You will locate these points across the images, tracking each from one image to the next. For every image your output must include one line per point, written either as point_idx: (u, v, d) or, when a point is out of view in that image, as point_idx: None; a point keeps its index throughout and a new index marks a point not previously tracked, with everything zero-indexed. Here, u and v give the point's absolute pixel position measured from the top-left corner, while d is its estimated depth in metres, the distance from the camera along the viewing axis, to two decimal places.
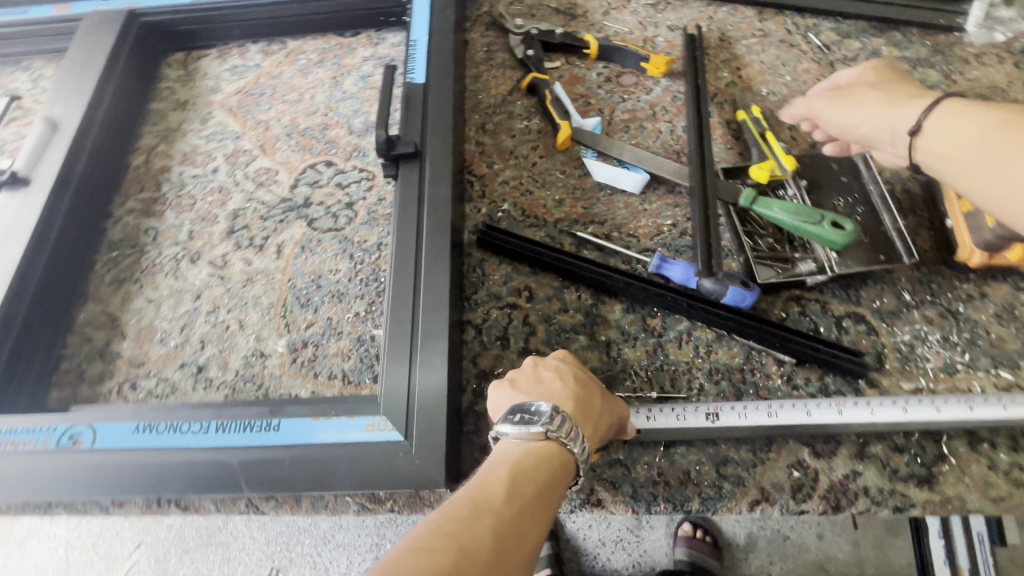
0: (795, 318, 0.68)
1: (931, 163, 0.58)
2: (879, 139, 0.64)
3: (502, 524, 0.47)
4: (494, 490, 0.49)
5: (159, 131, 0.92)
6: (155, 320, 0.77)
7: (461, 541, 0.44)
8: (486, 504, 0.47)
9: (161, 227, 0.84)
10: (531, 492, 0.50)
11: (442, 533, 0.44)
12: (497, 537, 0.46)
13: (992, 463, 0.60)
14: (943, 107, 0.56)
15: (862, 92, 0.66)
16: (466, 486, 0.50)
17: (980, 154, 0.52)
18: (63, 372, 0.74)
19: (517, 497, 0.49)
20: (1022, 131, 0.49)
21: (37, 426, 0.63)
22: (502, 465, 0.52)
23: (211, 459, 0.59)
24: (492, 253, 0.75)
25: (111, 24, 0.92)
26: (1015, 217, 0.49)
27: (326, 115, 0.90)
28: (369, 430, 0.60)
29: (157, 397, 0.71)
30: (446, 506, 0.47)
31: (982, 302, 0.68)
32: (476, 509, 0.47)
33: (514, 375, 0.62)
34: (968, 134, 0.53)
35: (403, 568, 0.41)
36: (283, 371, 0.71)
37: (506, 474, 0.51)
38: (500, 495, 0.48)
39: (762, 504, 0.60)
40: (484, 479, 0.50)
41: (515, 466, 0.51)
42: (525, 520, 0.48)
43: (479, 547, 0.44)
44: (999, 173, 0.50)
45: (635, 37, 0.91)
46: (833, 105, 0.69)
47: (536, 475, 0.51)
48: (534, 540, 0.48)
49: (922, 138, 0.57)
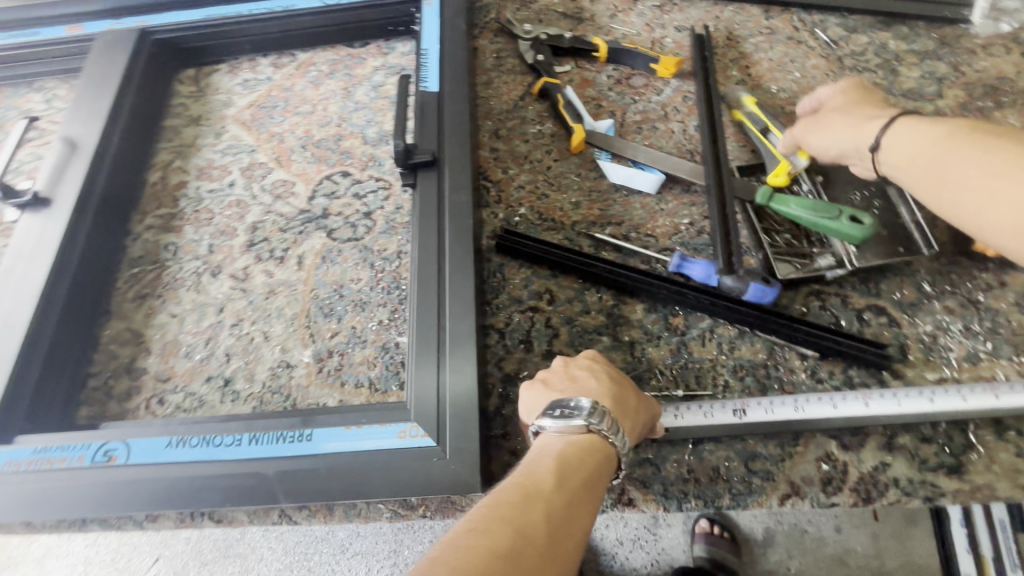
0: (816, 312, 0.69)
1: (892, 174, 0.65)
2: (851, 157, 0.69)
3: (553, 511, 0.49)
4: (543, 479, 0.51)
5: (175, 147, 0.93)
6: (179, 334, 0.77)
7: (516, 525, 0.46)
8: (537, 492, 0.50)
9: (181, 242, 0.84)
10: (578, 482, 0.52)
11: (498, 517, 0.47)
12: (550, 522, 0.48)
13: (1020, 450, 0.60)
14: (896, 125, 0.64)
15: (832, 118, 0.72)
16: (514, 476, 0.52)
17: (932, 164, 0.59)
18: (90, 390, 0.75)
19: (566, 486, 0.51)
20: (969, 143, 0.57)
21: (71, 443, 0.64)
22: (548, 456, 0.54)
23: (246, 470, 0.60)
24: (511, 257, 0.76)
25: (124, 43, 0.93)
26: (965, 219, 0.57)
27: (340, 126, 0.91)
28: (401, 437, 0.60)
29: (185, 411, 0.72)
30: (498, 492, 0.50)
31: (1001, 290, 0.69)
32: (527, 496, 0.49)
33: (546, 375, 0.63)
34: (920, 146, 0.61)
35: (465, 547, 0.43)
36: (310, 382, 0.71)
37: (552, 465, 0.53)
38: (550, 483, 0.51)
39: (793, 498, 0.60)
40: (532, 469, 0.53)
41: (560, 458, 0.54)
42: (573, 507, 0.50)
43: (534, 530, 0.46)
44: (948, 180, 0.57)
45: (643, 38, 0.92)
46: (806, 128, 0.73)
47: (581, 466, 0.53)
48: (583, 527, 0.50)
49: (884, 152, 0.65)
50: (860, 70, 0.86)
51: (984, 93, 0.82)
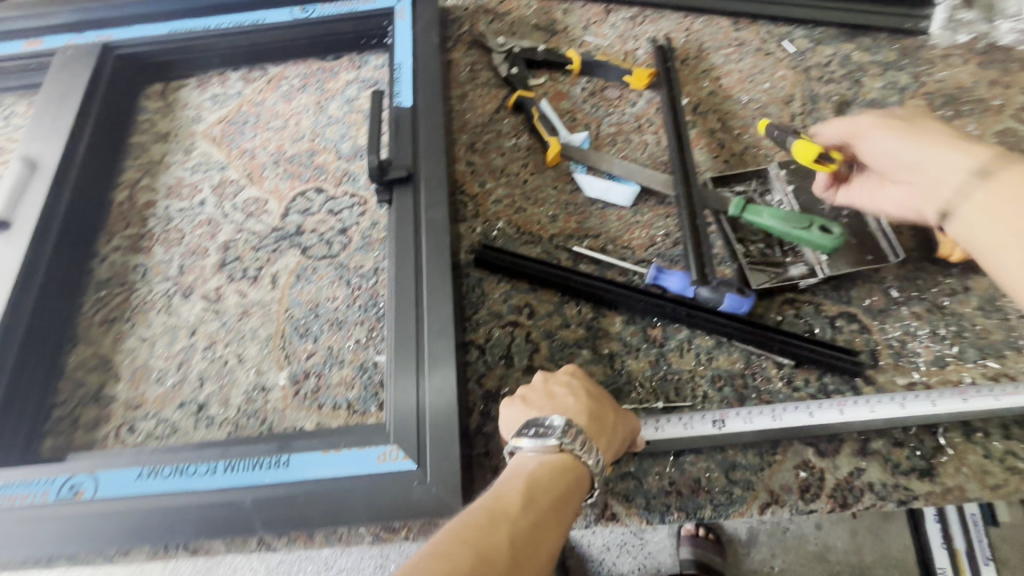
0: (791, 321, 0.70)
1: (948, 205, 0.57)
2: (922, 173, 0.60)
3: (518, 533, 0.48)
4: (510, 500, 0.50)
5: (142, 164, 0.91)
6: (149, 359, 0.75)
7: (478, 548, 0.45)
8: (502, 514, 0.49)
9: (150, 263, 0.82)
10: (546, 503, 0.51)
11: (461, 540, 0.46)
12: (515, 545, 0.47)
13: (987, 451, 0.62)
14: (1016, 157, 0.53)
15: (928, 126, 0.62)
16: (483, 498, 0.52)
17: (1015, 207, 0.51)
18: (56, 420, 0.72)
19: (533, 507, 0.50)
20: None
21: (35, 478, 0.61)
22: (518, 477, 0.53)
23: (222, 500, 0.58)
24: (490, 272, 0.76)
25: (86, 58, 0.90)
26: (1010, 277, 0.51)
27: (313, 141, 0.90)
28: (381, 460, 0.59)
29: (157, 439, 0.70)
30: (464, 515, 0.49)
31: (965, 295, 0.71)
32: (493, 518, 0.48)
33: (525, 392, 0.63)
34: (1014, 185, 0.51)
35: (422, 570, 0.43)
36: (286, 405, 0.70)
37: (521, 485, 0.52)
38: (517, 504, 0.50)
39: (772, 507, 0.61)
40: (501, 490, 0.52)
41: (531, 479, 0.53)
42: (541, 529, 0.49)
43: (497, 553, 0.45)
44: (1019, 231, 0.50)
45: (616, 50, 0.93)
46: (886, 125, 0.64)
47: (551, 487, 0.53)
48: (550, 550, 0.49)
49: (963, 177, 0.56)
50: (826, 81, 0.88)
51: (943, 102, 0.84)
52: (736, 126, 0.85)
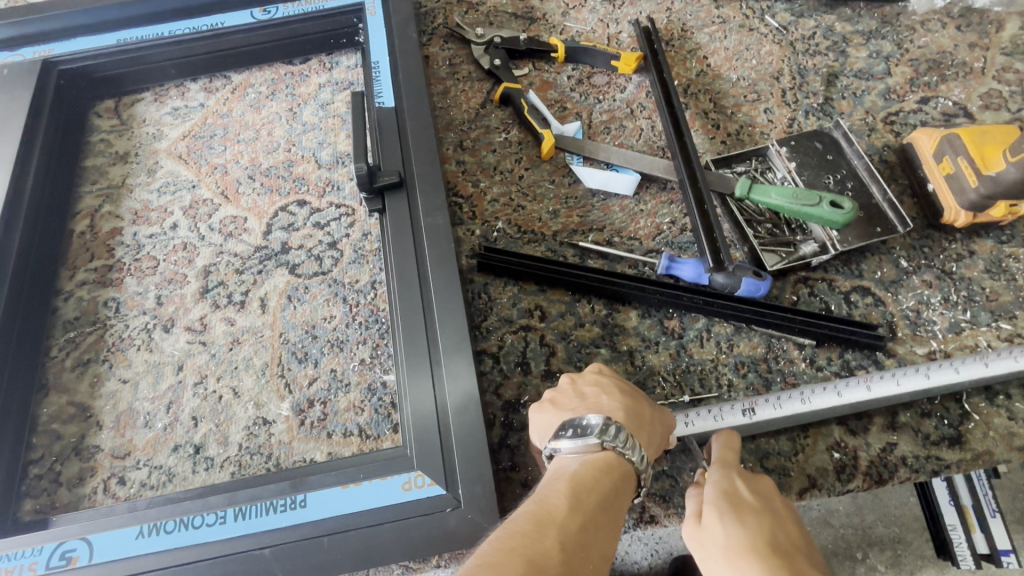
0: (807, 300, 0.69)
1: None
2: None
3: (569, 537, 0.44)
4: (556, 502, 0.46)
5: (101, 190, 0.83)
6: (134, 402, 0.69)
7: (528, 554, 0.41)
8: (549, 518, 0.45)
9: (123, 296, 0.76)
10: (593, 505, 0.47)
11: (508, 549, 0.42)
12: (566, 549, 0.43)
13: (1011, 414, 0.62)
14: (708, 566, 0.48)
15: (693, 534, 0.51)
16: (525, 504, 0.47)
17: None
18: (34, 479, 0.65)
19: (580, 510, 0.46)
20: None
21: (20, 550, 0.55)
22: (560, 479, 0.49)
23: (239, 551, 0.54)
24: (495, 275, 0.72)
25: (25, 75, 0.81)
26: None
27: (289, 151, 0.84)
28: (407, 489, 0.56)
29: (152, 489, 0.64)
30: (507, 524, 0.45)
31: (972, 259, 0.71)
32: (540, 523, 0.44)
33: (554, 395, 0.59)
34: None
35: None
36: (292, 437, 0.65)
37: (566, 487, 0.48)
38: (563, 507, 0.46)
39: (810, 491, 0.60)
40: (543, 494, 0.48)
41: (574, 480, 0.49)
42: (590, 532, 0.45)
43: (549, 559, 0.41)
44: None
45: (598, 35, 0.90)
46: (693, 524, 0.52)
47: (596, 486, 0.49)
48: (601, 553, 0.45)
49: None
50: (812, 54, 0.87)
51: (928, 68, 0.84)
52: (729, 105, 0.83)
